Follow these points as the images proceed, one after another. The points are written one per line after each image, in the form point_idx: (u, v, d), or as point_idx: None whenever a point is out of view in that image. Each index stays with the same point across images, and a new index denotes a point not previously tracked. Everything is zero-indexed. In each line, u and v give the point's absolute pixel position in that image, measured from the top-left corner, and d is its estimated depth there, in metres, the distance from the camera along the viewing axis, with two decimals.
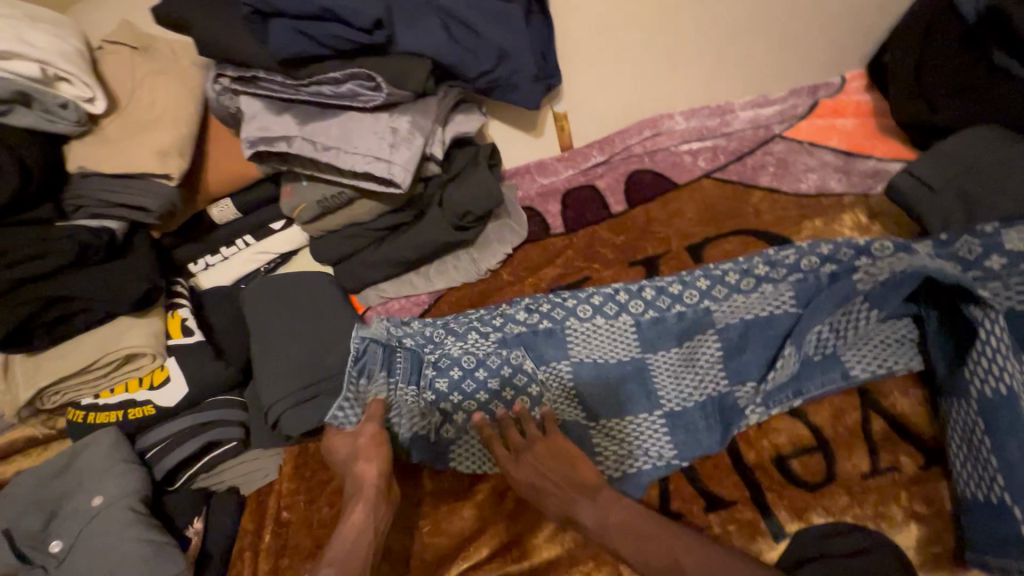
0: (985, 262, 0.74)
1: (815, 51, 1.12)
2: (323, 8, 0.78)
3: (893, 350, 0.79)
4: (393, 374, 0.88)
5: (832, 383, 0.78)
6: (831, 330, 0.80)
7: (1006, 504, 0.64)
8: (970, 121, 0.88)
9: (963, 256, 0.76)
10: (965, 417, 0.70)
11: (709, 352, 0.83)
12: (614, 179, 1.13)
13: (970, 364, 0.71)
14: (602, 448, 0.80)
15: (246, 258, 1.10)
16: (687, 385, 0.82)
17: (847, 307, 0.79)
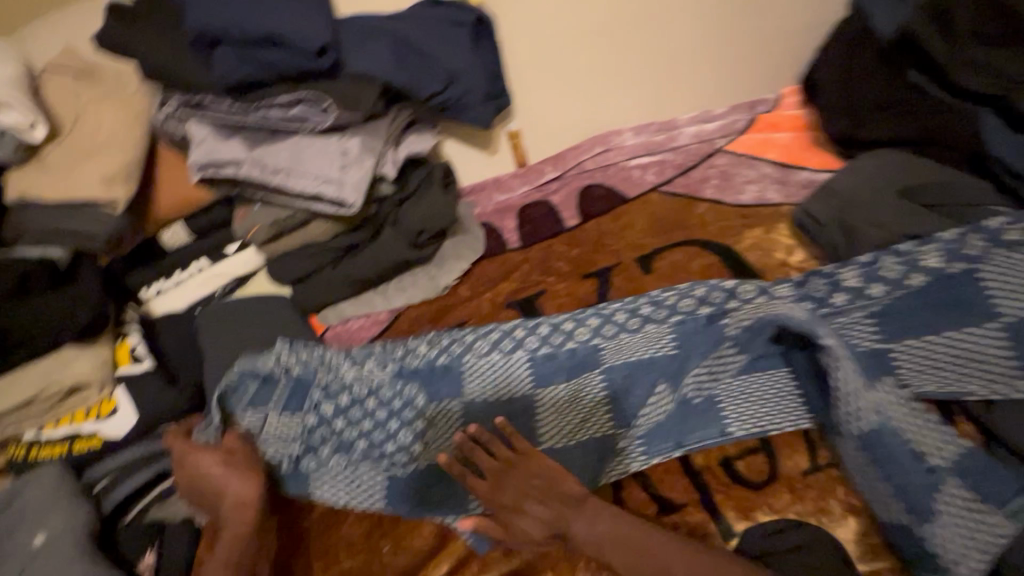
0: (907, 280, 0.79)
1: (752, 69, 1.18)
2: (269, 34, 0.80)
3: (776, 402, 0.81)
4: (270, 403, 0.91)
5: (704, 432, 0.81)
6: (708, 373, 0.84)
7: (910, 523, 0.69)
8: (892, 137, 0.92)
9: (887, 275, 0.80)
10: (851, 453, 0.73)
11: (592, 391, 0.87)
12: (568, 194, 1.17)
13: (839, 405, 0.74)
14: (476, 489, 0.84)
15: (200, 281, 1.06)
16: (563, 423, 0.86)
17: (719, 352, 0.84)
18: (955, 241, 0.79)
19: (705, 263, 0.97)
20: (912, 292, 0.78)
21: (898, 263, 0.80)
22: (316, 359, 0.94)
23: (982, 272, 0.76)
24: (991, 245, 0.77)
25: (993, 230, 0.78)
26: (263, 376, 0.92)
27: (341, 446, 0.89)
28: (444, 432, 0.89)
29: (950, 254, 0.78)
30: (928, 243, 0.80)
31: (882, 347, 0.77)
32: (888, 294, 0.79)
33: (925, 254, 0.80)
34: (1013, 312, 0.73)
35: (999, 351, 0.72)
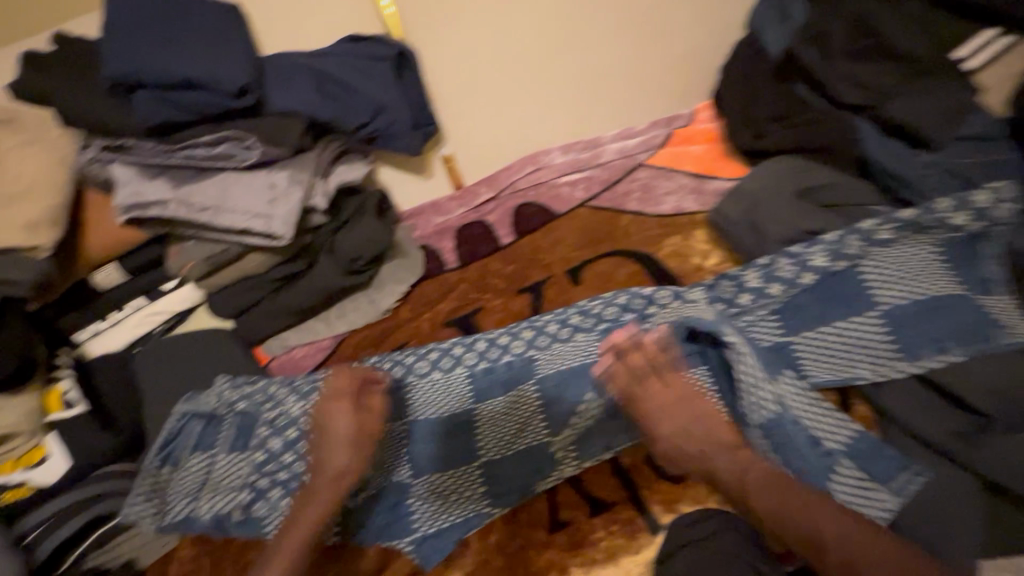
0: (799, 279, 0.86)
1: (668, 88, 1.26)
2: (187, 78, 0.83)
3: (698, 400, 0.84)
4: (216, 442, 0.94)
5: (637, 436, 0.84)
6: None
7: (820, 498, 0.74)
8: (791, 145, 0.99)
9: (782, 275, 0.87)
10: (760, 442, 0.78)
11: (527, 403, 0.89)
12: (503, 213, 1.21)
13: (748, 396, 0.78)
14: (418, 507, 0.85)
15: (138, 321, 1.07)
16: (505, 437, 0.88)
17: None
18: (836, 244, 0.85)
19: (631, 272, 1.03)
20: (806, 289, 0.85)
21: (793, 263, 0.87)
22: (260, 393, 0.97)
23: (864, 267, 0.84)
24: (867, 245, 0.84)
25: (865, 233, 0.84)
26: (206, 415, 0.96)
27: (286, 479, 0.88)
28: (392, 454, 0.90)
29: (835, 252, 0.85)
30: (813, 245, 0.87)
31: (784, 342, 0.83)
32: (785, 293, 0.86)
33: (811, 255, 0.86)
34: (888, 300, 0.81)
35: (881, 337, 0.79)
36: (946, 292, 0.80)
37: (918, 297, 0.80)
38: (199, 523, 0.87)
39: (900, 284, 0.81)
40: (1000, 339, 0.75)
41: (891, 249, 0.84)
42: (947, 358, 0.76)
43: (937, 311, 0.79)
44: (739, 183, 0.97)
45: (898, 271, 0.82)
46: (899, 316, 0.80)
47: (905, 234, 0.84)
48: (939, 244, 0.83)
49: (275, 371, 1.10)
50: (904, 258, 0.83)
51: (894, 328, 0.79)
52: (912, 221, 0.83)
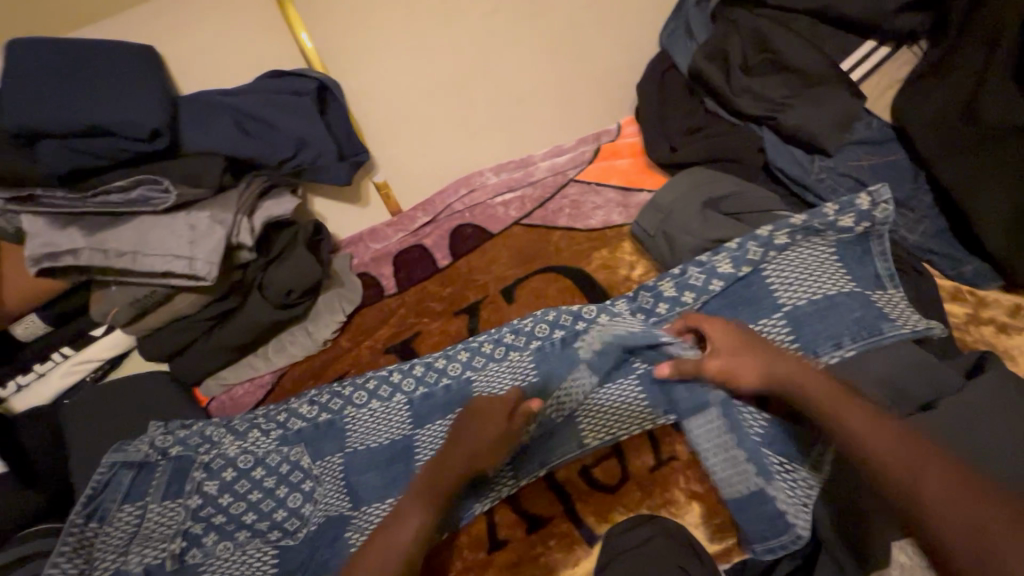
0: (709, 286, 0.89)
1: (594, 105, 1.30)
2: (93, 125, 0.82)
3: (627, 408, 0.86)
4: (147, 492, 0.90)
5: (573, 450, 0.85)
6: (566, 395, 0.86)
7: (762, 488, 0.77)
8: (704, 157, 1.04)
9: (693, 283, 0.90)
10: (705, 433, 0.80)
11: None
12: (439, 236, 1.22)
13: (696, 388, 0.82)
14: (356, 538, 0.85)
15: (64, 372, 1.04)
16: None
17: (574, 372, 0.88)
18: (738, 250, 0.89)
19: (562, 287, 1.07)
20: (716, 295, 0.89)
21: (701, 272, 0.90)
22: (195, 436, 0.94)
23: (766, 271, 0.87)
24: (767, 250, 0.88)
25: (763, 238, 0.88)
26: (136, 464, 0.91)
27: (224, 521, 0.88)
28: (334, 487, 0.90)
29: (738, 257, 0.88)
30: (718, 253, 0.90)
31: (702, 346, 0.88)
32: (697, 300, 0.90)
33: (716, 263, 0.90)
34: (791, 302, 0.85)
35: (784, 337, 0.84)
36: (840, 290, 0.84)
37: (815, 297, 0.84)
38: None
39: (799, 285, 0.85)
40: (888, 330, 0.80)
41: (791, 252, 0.87)
42: (844, 353, 0.80)
43: (833, 309, 0.83)
44: (655, 195, 1.02)
45: (797, 273, 0.86)
46: (800, 316, 0.84)
47: (801, 237, 0.87)
48: (834, 243, 0.87)
49: (216, 412, 1.09)
50: (802, 260, 0.87)
51: (796, 327, 0.83)
52: (807, 224, 0.87)
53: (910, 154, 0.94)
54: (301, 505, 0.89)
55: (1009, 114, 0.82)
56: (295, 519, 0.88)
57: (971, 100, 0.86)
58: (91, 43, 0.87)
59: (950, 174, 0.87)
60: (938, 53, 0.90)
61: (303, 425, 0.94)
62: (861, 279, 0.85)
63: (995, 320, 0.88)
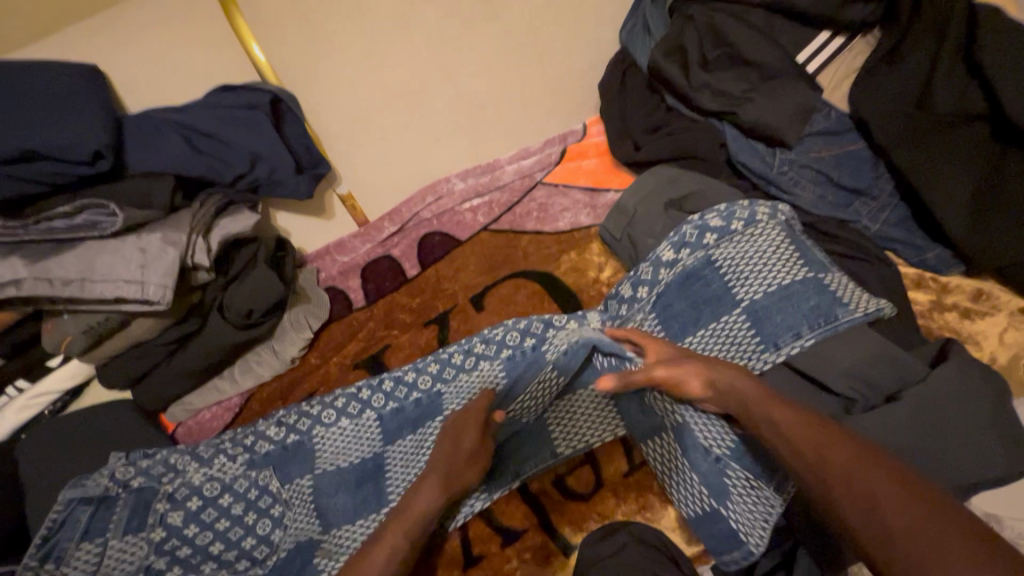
0: (659, 275, 0.90)
1: (558, 106, 1.28)
2: (28, 149, 0.79)
3: (595, 416, 0.85)
4: (107, 528, 0.85)
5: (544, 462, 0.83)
6: (534, 400, 0.84)
7: (716, 508, 0.75)
8: (666, 155, 1.04)
9: (645, 278, 0.91)
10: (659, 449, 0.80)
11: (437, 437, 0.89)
12: (407, 246, 1.19)
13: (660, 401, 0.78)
14: (323, 561, 0.84)
15: (20, 407, 1.00)
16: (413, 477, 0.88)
17: (541, 376, 0.83)
18: (678, 239, 0.90)
19: (530, 292, 1.07)
20: (669, 286, 0.89)
21: (652, 263, 0.90)
22: (157, 466, 0.90)
23: (717, 257, 0.87)
24: (721, 237, 0.87)
25: (703, 224, 0.89)
26: (94, 499, 0.86)
27: (189, 554, 0.86)
28: (304, 511, 0.88)
29: (679, 242, 0.89)
30: (665, 242, 0.91)
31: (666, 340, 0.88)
32: (652, 292, 0.90)
33: (662, 253, 0.90)
34: (747, 296, 0.84)
35: (746, 333, 0.83)
36: (792, 275, 0.83)
37: (771, 288, 0.84)
38: None
39: (752, 277, 0.85)
40: (842, 316, 0.80)
41: (741, 242, 0.87)
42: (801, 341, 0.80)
43: (788, 295, 0.82)
44: (621, 196, 1.01)
45: (744, 263, 0.86)
46: (753, 303, 0.84)
47: (754, 227, 0.87)
48: (784, 229, 0.87)
49: (183, 438, 1.06)
50: (755, 244, 0.86)
51: (751, 313, 0.83)
52: (752, 210, 0.88)
53: (868, 142, 0.94)
54: (270, 532, 0.87)
55: (958, 103, 0.85)
56: (264, 547, 0.86)
57: (924, 89, 0.87)
58: (25, 63, 0.83)
59: (905, 160, 0.87)
60: (890, 42, 0.90)
61: (270, 449, 0.90)
62: (816, 263, 0.84)
63: (959, 306, 0.89)
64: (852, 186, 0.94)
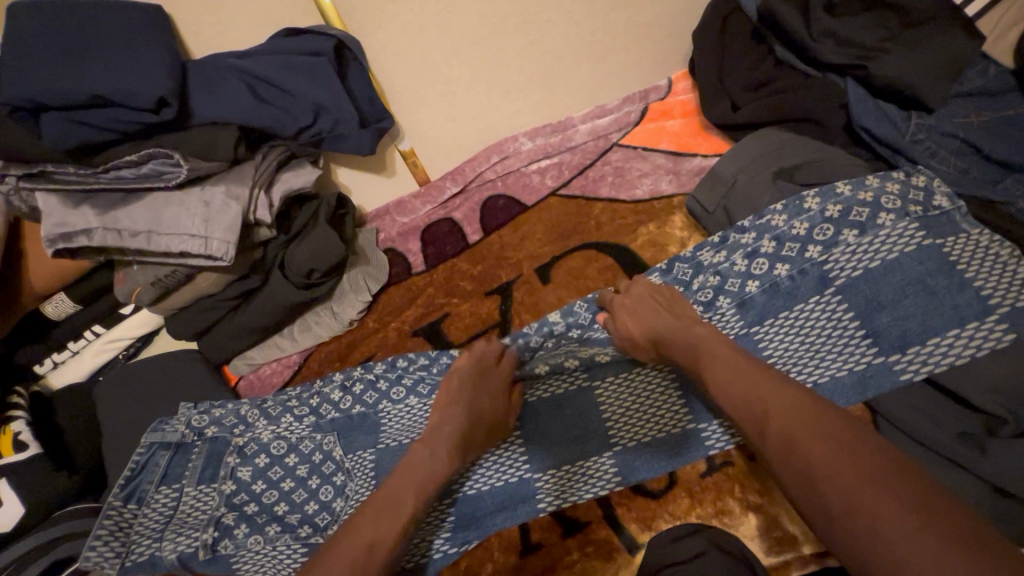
0: (774, 271, 0.80)
1: (643, 57, 1.15)
2: (95, 94, 0.75)
3: (656, 410, 0.80)
4: (183, 474, 0.89)
5: (607, 484, 0.77)
6: (615, 399, 0.83)
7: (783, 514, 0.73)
8: (769, 117, 0.91)
9: (756, 271, 0.80)
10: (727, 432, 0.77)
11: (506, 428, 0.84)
12: (469, 209, 1.13)
13: None
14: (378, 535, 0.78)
15: (97, 350, 1.05)
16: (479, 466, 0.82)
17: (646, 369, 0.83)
18: (784, 228, 0.80)
19: (602, 266, 0.98)
20: (785, 281, 0.79)
21: (738, 275, 0.81)
22: (230, 416, 0.93)
23: (828, 264, 0.77)
24: (827, 249, 0.77)
25: (782, 232, 0.80)
26: (173, 444, 0.90)
27: (256, 511, 0.86)
28: (365, 482, 0.86)
29: (752, 251, 0.81)
30: (733, 251, 0.82)
31: (747, 333, 0.80)
32: (756, 283, 0.80)
33: (734, 262, 0.82)
34: (869, 287, 0.74)
35: (862, 345, 0.74)
36: (910, 257, 0.74)
37: (908, 286, 0.73)
38: (163, 564, 0.80)
39: (886, 279, 0.74)
40: (987, 324, 0.69)
41: (866, 243, 0.76)
42: (946, 349, 0.70)
43: (914, 282, 0.73)
44: (716, 162, 0.90)
45: (873, 261, 0.75)
46: (860, 294, 0.75)
47: (893, 216, 0.76)
48: (911, 222, 0.75)
49: (244, 391, 1.07)
50: (867, 243, 0.76)
51: (865, 319, 0.74)
52: (850, 198, 0.78)
53: None
54: (329, 501, 0.86)
55: None
56: (326, 514, 0.85)
57: None
58: (92, 5, 0.80)
59: None
60: None
61: (335, 415, 0.91)
62: (937, 240, 0.74)
63: None
64: (1005, 158, 0.79)
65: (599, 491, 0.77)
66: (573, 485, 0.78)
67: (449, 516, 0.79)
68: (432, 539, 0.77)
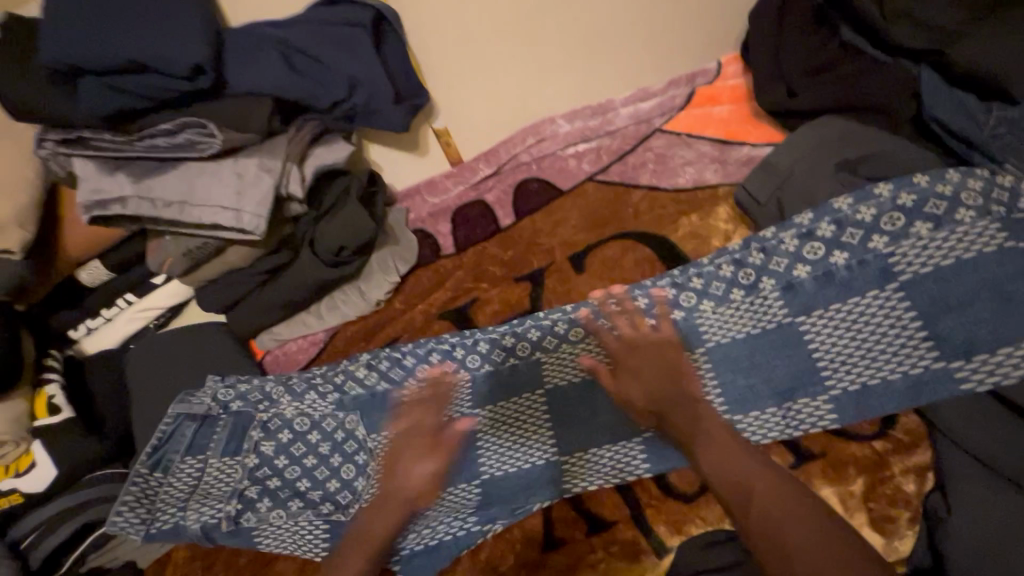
0: (830, 259, 0.74)
1: (692, 39, 1.09)
2: (132, 60, 0.74)
3: None
4: (208, 446, 0.89)
5: (637, 470, 0.76)
6: None
7: None
8: (826, 107, 0.86)
9: (809, 257, 0.75)
10: (759, 428, 0.73)
11: (536, 412, 0.83)
12: (502, 192, 1.10)
13: (794, 408, 0.73)
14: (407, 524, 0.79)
15: (129, 318, 1.06)
16: (512, 451, 0.81)
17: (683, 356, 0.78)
18: (845, 213, 0.75)
19: (640, 257, 0.94)
20: (842, 272, 0.74)
21: (786, 255, 0.76)
22: (255, 392, 0.92)
23: (893, 257, 0.72)
24: (894, 241, 0.72)
25: (843, 216, 0.74)
26: (198, 416, 0.91)
27: (279, 487, 0.86)
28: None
29: (807, 232, 0.76)
30: (785, 229, 0.77)
31: (793, 322, 0.75)
32: (808, 270, 0.75)
33: (783, 241, 0.77)
34: (939, 282, 0.69)
35: (923, 351, 0.69)
36: (987, 258, 0.68)
37: (980, 286, 0.68)
38: (188, 533, 0.83)
39: (954, 281, 0.69)
40: None
41: (937, 243, 0.70)
42: (1016, 361, 0.66)
43: (991, 286, 0.68)
44: (769, 154, 0.85)
45: (943, 257, 0.70)
46: (926, 294, 0.69)
47: (972, 215, 0.70)
48: (991, 222, 0.69)
49: (269, 367, 1.06)
50: (941, 238, 0.70)
51: (928, 321, 0.69)
52: (926, 190, 0.72)
53: None
54: (353, 479, 0.85)
55: None
56: (348, 492, 0.85)
57: None
58: None
59: None
60: None
61: (360, 393, 0.90)
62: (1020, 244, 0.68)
63: None
64: None
65: (630, 478, 0.76)
66: (599, 469, 0.78)
67: (476, 496, 0.79)
68: (457, 519, 0.77)
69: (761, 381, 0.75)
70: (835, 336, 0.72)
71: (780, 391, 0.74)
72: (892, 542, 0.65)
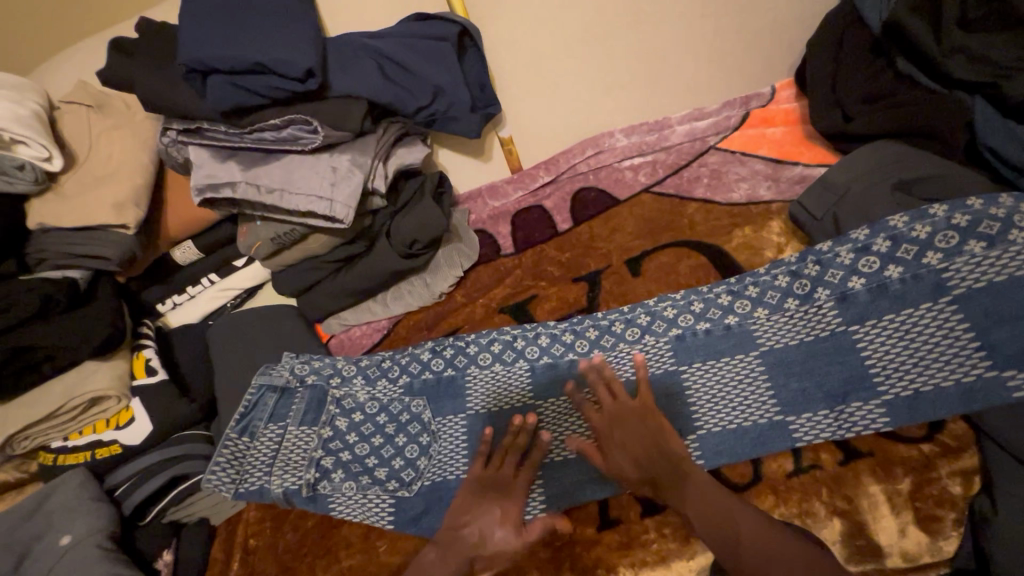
0: (885, 272, 0.79)
1: (749, 64, 1.16)
2: (256, 62, 0.83)
3: (743, 398, 0.82)
4: (287, 415, 0.97)
5: None
6: (709, 391, 0.84)
7: (865, 520, 0.72)
8: (878, 135, 0.94)
9: (863, 269, 0.81)
10: (810, 428, 0.78)
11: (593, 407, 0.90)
12: (560, 199, 1.17)
13: (846, 411, 0.77)
14: None
15: (212, 295, 1.15)
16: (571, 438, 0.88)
17: (740, 357, 0.84)
18: (903, 228, 0.79)
19: (695, 264, 1.00)
20: (892, 285, 0.78)
21: (842, 268, 0.82)
22: (328, 368, 1.01)
23: (947, 272, 0.75)
24: (948, 258, 0.76)
25: (900, 233, 0.79)
26: (279, 388, 0.99)
27: (350, 460, 0.93)
28: (448, 445, 0.92)
29: (862, 247, 0.81)
30: (841, 243, 0.83)
31: (845, 330, 0.80)
32: (859, 281, 0.80)
33: (839, 254, 0.83)
34: (991, 297, 0.73)
35: (973, 360, 0.73)
36: None
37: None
38: (270, 495, 0.90)
39: (1010, 296, 0.72)
40: None
41: (990, 260, 0.73)
42: None
43: None
44: (827, 172, 0.92)
45: (999, 274, 0.72)
46: (978, 307, 0.73)
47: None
48: None
49: (335, 350, 1.12)
50: (995, 256, 0.73)
51: (980, 334, 0.73)
52: (979, 212, 0.75)
53: None
54: (416, 458, 0.92)
55: None
56: (410, 470, 0.91)
57: None
58: None
59: None
60: None
61: (427, 379, 0.97)
62: None
63: None
64: None
65: None
66: None
67: (538, 482, 0.86)
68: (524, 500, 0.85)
69: (812, 384, 0.80)
70: (884, 344, 0.77)
71: (833, 395, 0.79)
72: (937, 541, 0.70)
